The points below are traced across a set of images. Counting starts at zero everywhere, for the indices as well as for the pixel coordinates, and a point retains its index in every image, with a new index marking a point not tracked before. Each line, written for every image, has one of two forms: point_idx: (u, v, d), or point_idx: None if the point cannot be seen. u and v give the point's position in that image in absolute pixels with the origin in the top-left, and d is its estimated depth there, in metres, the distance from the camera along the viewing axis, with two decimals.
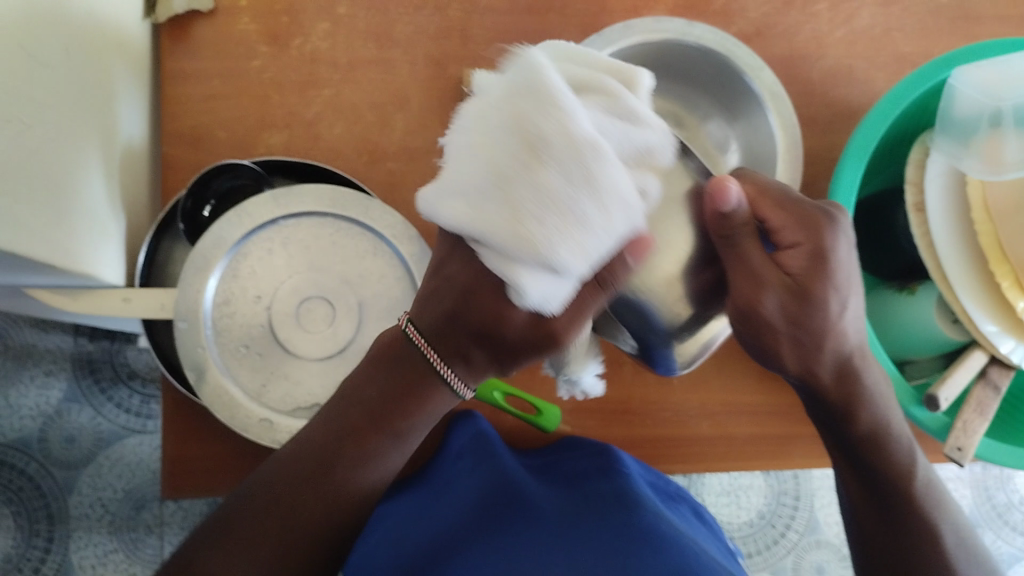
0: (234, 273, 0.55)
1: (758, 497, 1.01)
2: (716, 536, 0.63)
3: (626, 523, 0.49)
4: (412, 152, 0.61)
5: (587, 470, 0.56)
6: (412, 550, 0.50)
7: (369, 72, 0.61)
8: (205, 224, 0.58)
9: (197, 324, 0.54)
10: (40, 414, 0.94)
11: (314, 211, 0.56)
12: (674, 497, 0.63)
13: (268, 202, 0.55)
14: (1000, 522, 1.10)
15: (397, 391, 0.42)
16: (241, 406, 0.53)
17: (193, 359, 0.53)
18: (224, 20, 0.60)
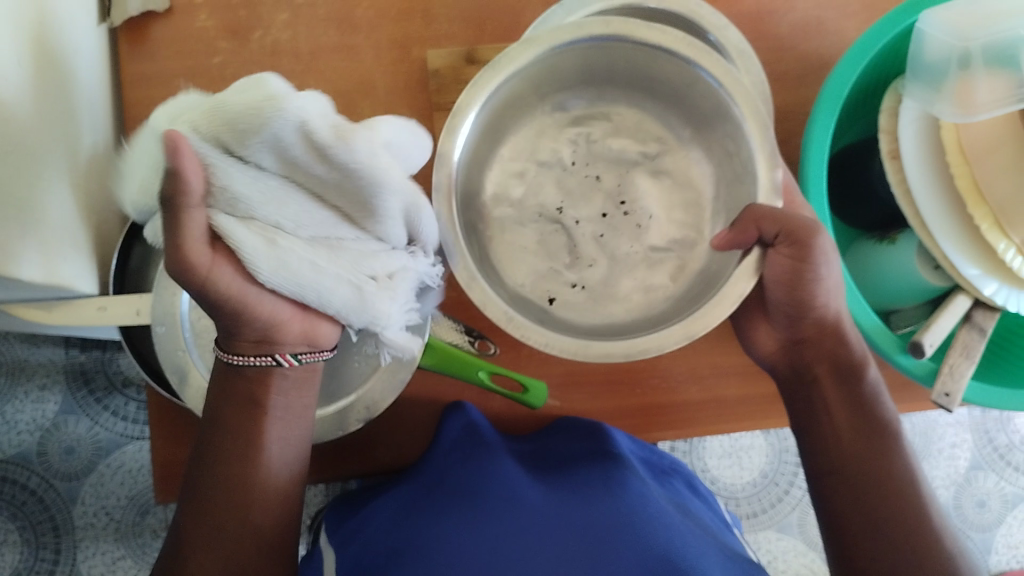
0: None
1: (760, 457, 1.02)
2: (710, 507, 0.63)
3: (618, 509, 0.49)
4: None
5: (580, 454, 0.56)
6: (415, 539, 0.49)
7: (332, 59, 0.60)
8: None
9: (175, 327, 0.53)
10: (37, 427, 0.94)
11: None
12: (667, 470, 0.63)
13: None
14: (1002, 463, 1.12)
15: (245, 413, 0.46)
16: None
17: (174, 362, 0.53)
18: (181, 18, 0.59)
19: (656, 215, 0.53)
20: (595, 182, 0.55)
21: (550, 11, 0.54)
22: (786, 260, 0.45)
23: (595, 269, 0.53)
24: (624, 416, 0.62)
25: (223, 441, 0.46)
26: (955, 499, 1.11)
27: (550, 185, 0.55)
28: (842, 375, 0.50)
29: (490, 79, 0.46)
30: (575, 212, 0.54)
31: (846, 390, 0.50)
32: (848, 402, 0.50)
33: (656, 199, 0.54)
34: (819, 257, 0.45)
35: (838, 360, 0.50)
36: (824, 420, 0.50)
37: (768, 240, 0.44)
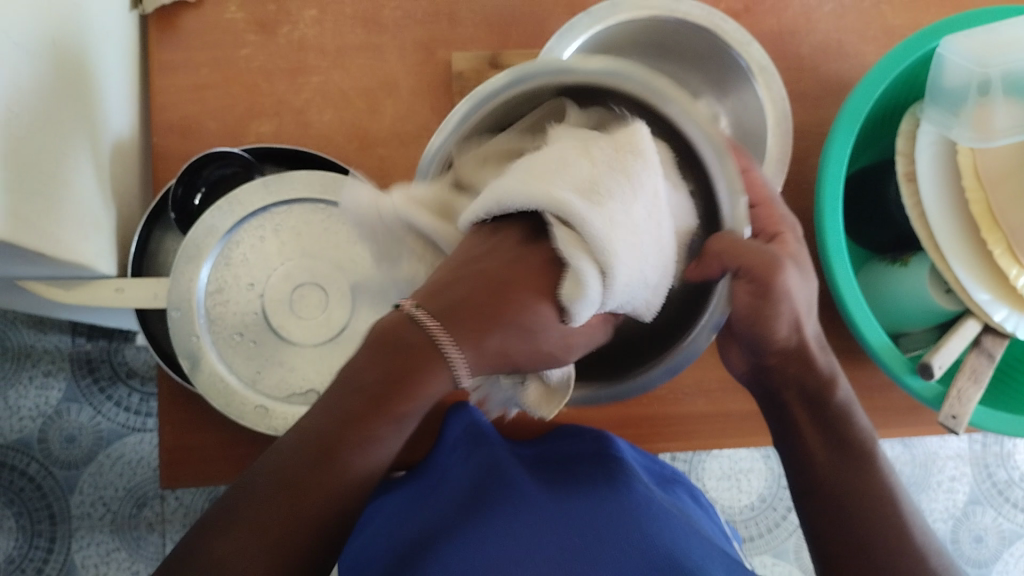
0: (226, 260, 0.55)
1: (758, 481, 1.02)
2: (712, 518, 0.63)
3: (621, 511, 0.50)
4: (405, 137, 0.61)
5: (589, 455, 0.57)
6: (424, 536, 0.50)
7: (357, 57, 0.61)
8: (196, 212, 0.58)
9: (190, 313, 0.54)
10: (39, 414, 0.94)
11: (305, 197, 0.56)
12: (672, 479, 0.63)
13: (260, 189, 0.55)
14: (1001, 499, 1.12)
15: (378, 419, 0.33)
16: (237, 393, 0.53)
17: (187, 346, 0.53)
18: (210, 9, 0.60)
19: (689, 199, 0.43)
20: None
21: (576, 18, 0.54)
22: (748, 297, 0.43)
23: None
24: (628, 423, 0.62)
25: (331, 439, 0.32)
26: (952, 532, 1.11)
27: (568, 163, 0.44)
28: (810, 400, 0.48)
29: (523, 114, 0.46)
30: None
31: (817, 412, 0.48)
32: (822, 424, 0.47)
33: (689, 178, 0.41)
34: (781, 294, 0.43)
35: (804, 386, 0.48)
36: (796, 445, 0.48)
37: (732, 275, 0.42)
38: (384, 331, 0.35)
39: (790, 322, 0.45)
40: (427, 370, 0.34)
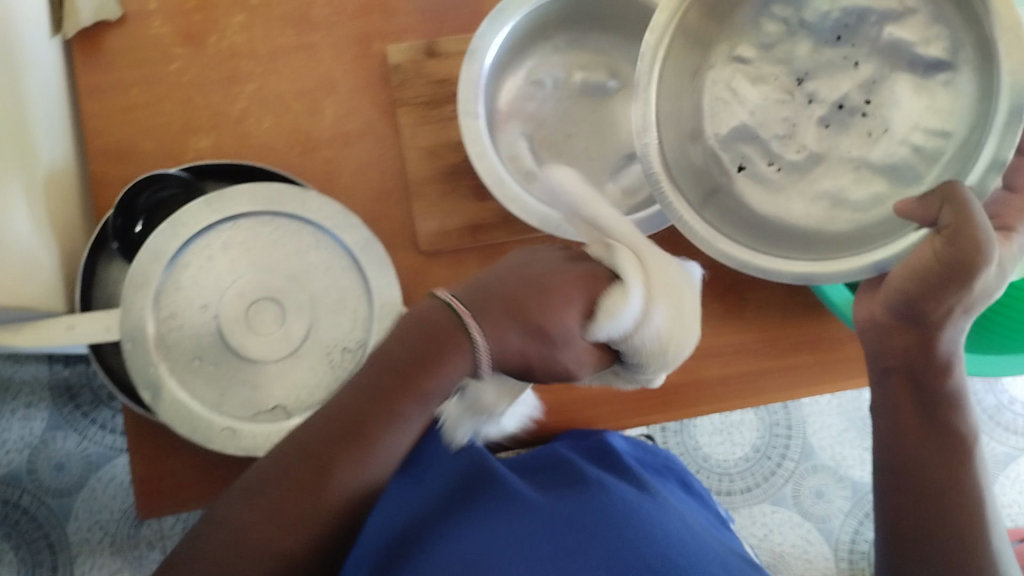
0: (175, 284, 0.54)
1: (750, 432, 1.15)
2: (704, 506, 0.64)
3: (614, 512, 0.50)
4: (347, 137, 0.59)
5: (577, 456, 0.57)
6: (425, 523, 0.49)
7: (291, 60, 0.60)
8: (138, 241, 0.56)
9: (144, 343, 0.53)
10: (26, 445, 0.93)
11: (249, 212, 0.55)
12: (660, 469, 0.65)
13: (202, 208, 0.54)
14: (993, 424, 1.15)
15: (392, 393, 0.39)
16: (200, 418, 0.53)
17: (147, 377, 0.52)
18: (134, 26, 0.59)
19: (895, 126, 0.41)
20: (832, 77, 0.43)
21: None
22: (932, 253, 0.39)
23: (802, 154, 0.44)
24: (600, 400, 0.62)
25: (340, 424, 0.38)
26: None
27: (804, 45, 0.44)
28: (917, 381, 0.45)
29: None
30: (817, 86, 0.44)
31: (922, 393, 0.45)
32: (921, 406, 0.45)
33: (909, 112, 0.41)
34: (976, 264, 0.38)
35: (914, 367, 0.45)
36: (893, 425, 0.46)
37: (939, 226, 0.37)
38: (413, 311, 0.42)
39: (945, 307, 0.41)
40: (446, 351, 0.40)
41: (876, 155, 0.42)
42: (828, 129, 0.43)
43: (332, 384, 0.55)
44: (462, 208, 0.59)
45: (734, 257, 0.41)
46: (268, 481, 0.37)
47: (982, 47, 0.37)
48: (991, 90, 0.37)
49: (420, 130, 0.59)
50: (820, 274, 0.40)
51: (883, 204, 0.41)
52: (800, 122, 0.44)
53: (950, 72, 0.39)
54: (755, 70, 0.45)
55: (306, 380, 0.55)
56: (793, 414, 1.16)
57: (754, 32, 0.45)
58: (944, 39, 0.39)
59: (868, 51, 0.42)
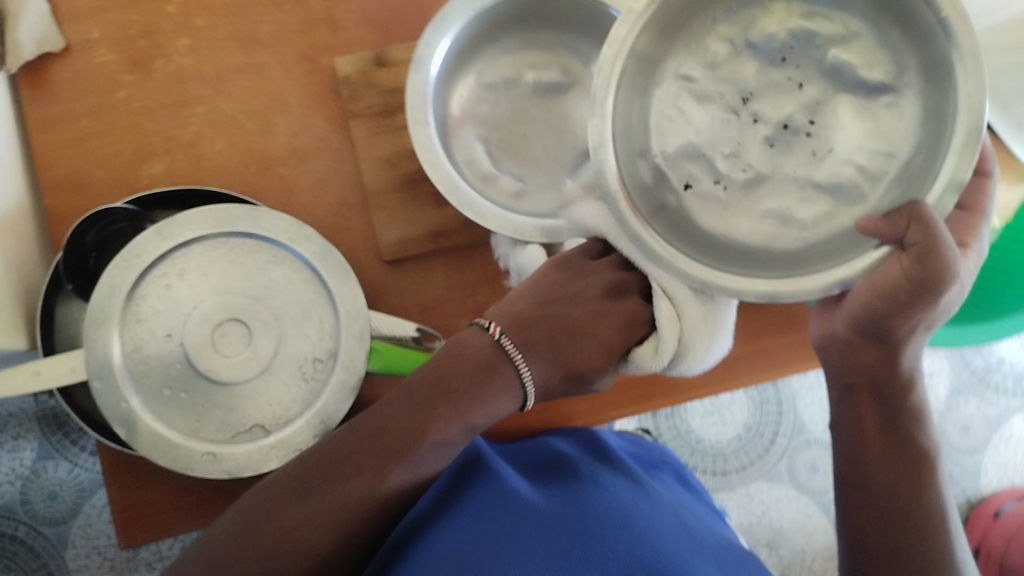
0: (136, 317, 0.53)
1: (740, 411, 1.15)
2: (701, 499, 0.66)
3: (605, 508, 0.51)
4: (303, 153, 0.59)
5: (576, 452, 0.59)
6: (425, 534, 0.51)
7: (240, 78, 0.59)
8: (94, 274, 0.56)
9: (113, 380, 0.52)
10: (16, 477, 0.92)
11: (201, 236, 0.54)
12: (653, 466, 0.67)
13: (153, 237, 0.53)
14: (982, 385, 1.15)
15: (433, 411, 0.46)
16: (179, 446, 0.52)
17: (120, 414, 0.52)
18: (79, 56, 0.58)
19: (841, 147, 0.37)
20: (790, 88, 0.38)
21: (450, 5, 0.53)
22: (900, 273, 0.37)
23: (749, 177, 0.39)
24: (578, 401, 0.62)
25: (387, 435, 0.45)
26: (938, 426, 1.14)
27: (749, 65, 0.39)
28: (880, 396, 0.46)
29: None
30: (764, 104, 0.39)
31: (884, 408, 0.46)
32: (884, 420, 0.46)
33: (858, 132, 0.37)
34: (943, 282, 0.37)
35: (876, 381, 0.45)
36: (852, 434, 0.47)
37: (907, 244, 0.35)
38: (463, 336, 0.51)
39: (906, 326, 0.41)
40: (500, 389, 0.49)
41: (822, 174, 0.37)
42: (772, 149, 0.38)
43: (310, 394, 0.55)
44: (423, 215, 0.58)
45: (702, 274, 0.37)
46: (326, 482, 0.44)
47: (930, 69, 0.34)
48: (942, 119, 0.34)
49: (375, 140, 0.58)
50: (786, 292, 0.35)
51: (828, 223, 0.37)
52: (745, 142, 0.39)
53: (893, 95, 0.36)
54: (699, 90, 0.39)
55: (281, 396, 0.55)
56: (782, 391, 1.16)
57: (698, 49, 0.39)
58: (887, 62, 0.36)
59: (813, 72, 0.38)
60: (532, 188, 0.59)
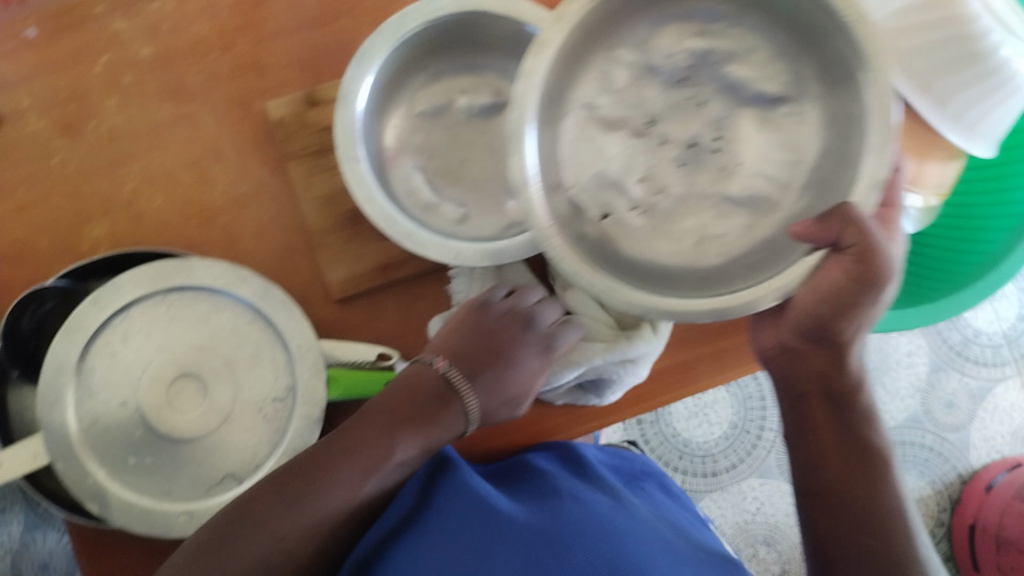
0: (88, 391, 0.54)
1: (726, 409, 1.15)
2: (683, 508, 0.65)
3: (581, 523, 0.50)
4: (242, 200, 0.59)
5: (553, 468, 0.58)
6: (398, 554, 0.50)
7: (173, 133, 0.59)
8: (38, 355, 0.57)
9: (76, 457, 0.53)
10: (6, 552, 0.91)
11: (137, 298, 0.54)
12: (637, 478, 0.66)
13: (89, 308, 0.53)
14: (962, 359, 1.15)
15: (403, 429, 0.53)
16: (155, 509, 0.53)
17: (90, 489, 0.53)
18: (11, 126, 0.58)
19: (749, 160, 0.41)
20: (692, 107, 0.42)
21: (368, 40, 0.53)
22: (844, 275, 0.40)
23: (665, 198, 0.41)
24: (560, 412, 0.62)
25: (363, 457, 0.51)
26: (923, 405, 1.14)
27: (653, 88, 0.42)
28: (835, 403, 0.48)
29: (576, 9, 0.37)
30: (670, 125, 0.42)
31: (838, 415, 0.48)
32: (838, 427, 0.48)
33: (759, 143, 0.41)
34: (882, 275, 0.40)
35: (829, 387, 0.48)
36: (811, 442, 0.49)
37: (843, 244, 0.38)
38: (416, 368, 0.56)
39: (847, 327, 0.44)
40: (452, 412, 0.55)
41: (735, 188, 0.41)
42: (684, 167, 0.42)
43: (275, 432, 0.55)
44: (370, 249, 0.58)
45: (655, 304, 0.38)
46: (315, 485, 0.49)
47: (829, 75, 0.39)
48: (854, 121, 0.37)
49: (313, 180, 0.59)
50: (738, 304, 0.37)
51: (750, 234, 0.40)
52: (657, 165, 0.42)
53: (792, 105, 0.40)
54: (605, 117, 0.42)
55: (248, 442, 0.55)
56: (765, 385, 1.15)
57: (598, 79, 0.41)
58: (783, 74, 0.40)
59: (712, 90, 0.42)
60: (475, 213, 0.59)
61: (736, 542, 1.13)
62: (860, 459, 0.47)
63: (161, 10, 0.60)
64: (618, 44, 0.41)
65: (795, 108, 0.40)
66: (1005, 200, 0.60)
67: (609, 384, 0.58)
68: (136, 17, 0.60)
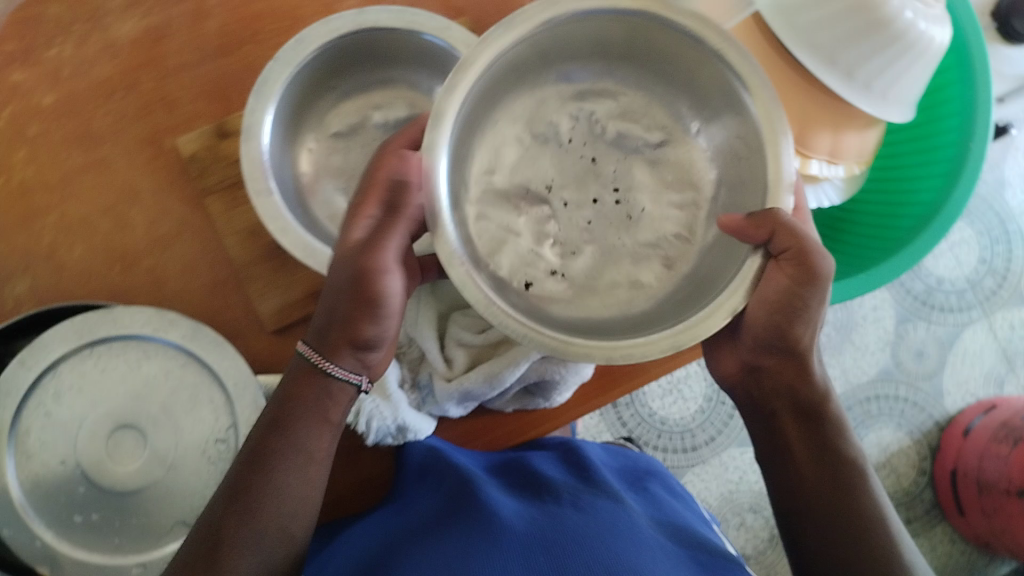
0: (25, 454, 0.53)
1: (698, 383, 1.15)
2: (691, 508, 0.63)
3: (584, 527, 0.48)
4: (163, 240, 0.58)
5: (559, 474, 0.57)
6: (388, 555, 0.48)
7: (86, 179, 0.58)
8: None
9: (21, 522, 0.52)
10: None
11: (65, 354, 0.54)
12: (641, 476, 0.65)
13: (17, 369, 0.53)
14: (928, 308, 1.16)
15: (287, 433, 0.47)
16: (107, 564, 0.52)
17: (38, 552, 0.52)
18: None
19: (650, 208, 0.49)
20: (592, 162, 0.50)
21: (266, 68, 0.53)
22: (787, 280, 0.43)
23: (582, 257, 0.48)
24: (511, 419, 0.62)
25: (249, 479, 0.45)
26: (893, 358, 1.15)
27: (547, 155, 0.50)
28: (802, 414, 0.49)
29: (475, 73, 0.41)
30: (568, 188, 0.50)
31: (809, 429, 0.49)
32: (811, 441, 0.48)
33: (652, 190, 0.50)
34: (820, 278, 0.43)
35: (785, 392, 0.49)
36: (786, 461, 0.49)
37: (771, 245, 0.42)
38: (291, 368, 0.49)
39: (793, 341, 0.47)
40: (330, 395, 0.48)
41: (642, 236, 0.48)
42: (592, 224, 0.49)
43: (218, 474, 0.54)
44: (299, 277, 0.58)
45: (612, 350, 0.39)
46: (274, 472, 0.46)
47: (701, 111, 0.48)
48: (749, 143, 0.43)
49: (233, 214, 0.58)
50: (688, 336, 0.39)
51: (670, 273, 0.47)
52: (567, 224, 0.49)
53: (669, 146, 0.50)
54: (505, 189, 0.48)
55: (193, 487, 0.54)
56: None
57: (492, 152, 0.48)
58: (659, 126, 0.50)
59: (604, 145, 0.51)
60: None
61: (723, 513, 1.13)
62: (832, 471, 0.48)
63: (59, 56, 0.59)
64: (503, 120, 0.49)
65: (678, 150, 0.50)
66: (927, 159, 0.61)
67: (553, 387, 0.59)
68: (34, 66, 0.59)
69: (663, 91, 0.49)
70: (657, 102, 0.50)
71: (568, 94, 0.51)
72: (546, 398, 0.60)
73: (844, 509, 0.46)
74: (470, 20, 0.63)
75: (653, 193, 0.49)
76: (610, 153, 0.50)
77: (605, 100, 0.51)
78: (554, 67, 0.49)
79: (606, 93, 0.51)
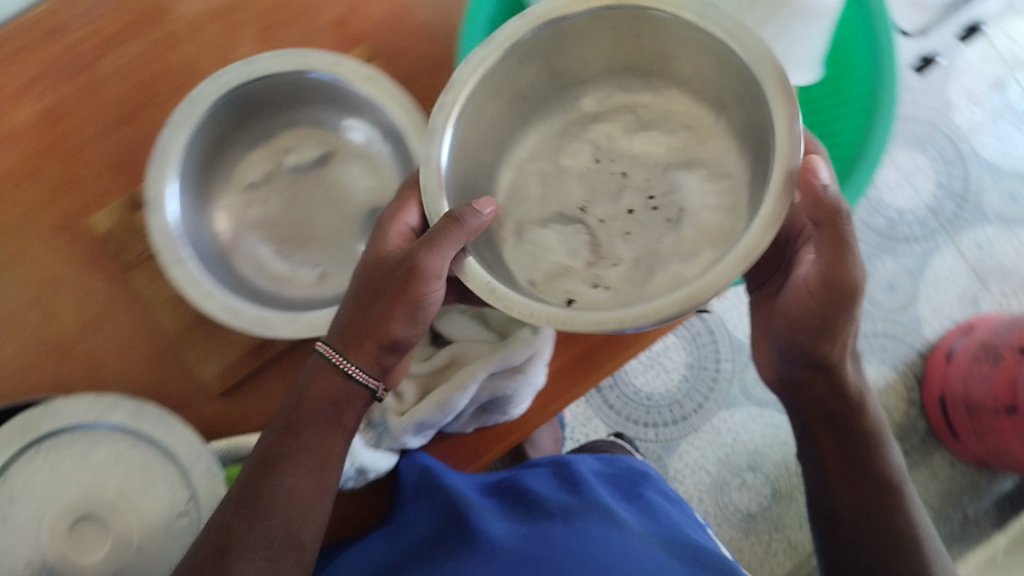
0: None
1: (677, 353, 1.15)
2: (684, 511, 0.63)
3: (572, 546, 0.49)
4: (94, 321, 0.57)
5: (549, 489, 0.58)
6: None
7: (8, 273, 0.58)
8: None
9: None
10: None
11: (13, 456, 0.53)
12: (635, 480, 0.65)
13: None
14: (891, 241, 1.16)
15: (299, 433, 0.46)
16: None
17: None
18: None
19: (689, 206, 0.52)
20: (622, 178, 0.55)
21: (161, 135, 0.52)
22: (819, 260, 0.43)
23: (622, 266, 0.52)
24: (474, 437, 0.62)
25: (258, 480, 0.44)
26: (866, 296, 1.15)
27: (573, 182, 0.55)
28: (833, 423, 0.49)
29: (461, 96, 0.48)
30: (597, 203, 0.54)
31: (839, 441, 0.49)
32: (840, 448, 0.49)
33: (699, 191, 0.52)
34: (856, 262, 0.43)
35: (812, 397, 0.49)
36: (821, 468, 0.50)
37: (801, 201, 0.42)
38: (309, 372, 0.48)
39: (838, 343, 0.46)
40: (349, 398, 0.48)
41: (687, 230, 0.51)
42: (630, 235, 0.53)
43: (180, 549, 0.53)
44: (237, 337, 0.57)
45: (608, 322, 0.40)
46: (285, 473, 0.45)
47: (717, 105, 0.52)
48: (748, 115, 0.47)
49: (161, 284, 0.57)
50: (692, 297, 0.39)
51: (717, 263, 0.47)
52: (602, 239, 0.53)
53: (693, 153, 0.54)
54: (537, 217, 0.54)
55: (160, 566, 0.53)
56: (709, 320, 1.15)
57: (518, 188, 0.56)
58: (678, 130, 0.54)
59: (629, 161, 0.55)
60: (332, 270, 0.58)
61: (722, 477, 1.11)
62: (863, 480, 0.49)
63: None
64: (520, 147, 0.56)
65: (711, 142, 0.53)
66: (846, 111, 0.60)
67: (509, 400, 0.59)
68: None
69: (672, 71, 0.53)
70: (679, 96, 0.54)
71: (590, 112, 0.57)
72: (502, 413, 0.60)
73: (876, 519, 0.48)
74: (369, 47, 0.61)
75: (690, 187, 0.53)
76: (639, 169, 0.55)
77: (620, 113, 0.56)
78: (568, 94, 0.56)
79: (621, 112, 0.56)
